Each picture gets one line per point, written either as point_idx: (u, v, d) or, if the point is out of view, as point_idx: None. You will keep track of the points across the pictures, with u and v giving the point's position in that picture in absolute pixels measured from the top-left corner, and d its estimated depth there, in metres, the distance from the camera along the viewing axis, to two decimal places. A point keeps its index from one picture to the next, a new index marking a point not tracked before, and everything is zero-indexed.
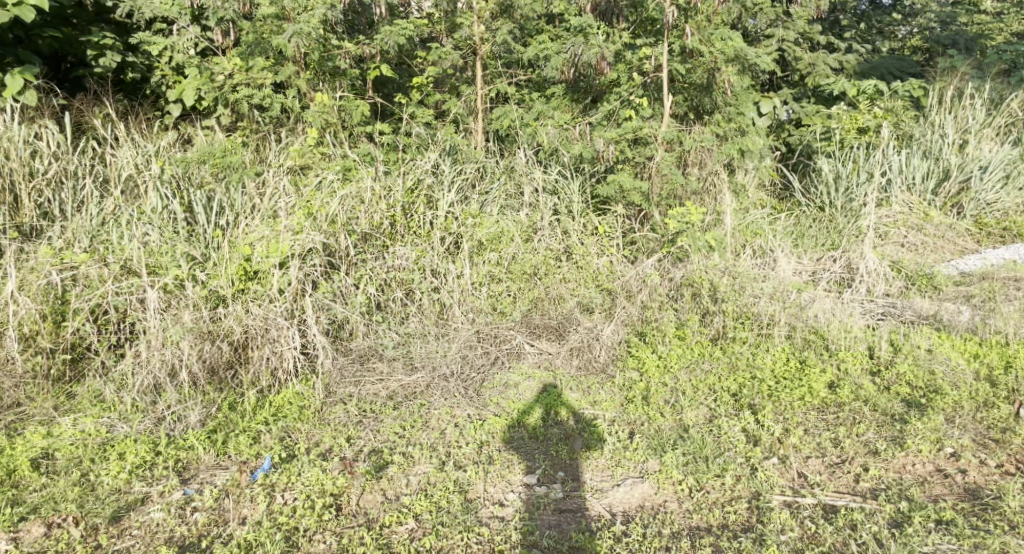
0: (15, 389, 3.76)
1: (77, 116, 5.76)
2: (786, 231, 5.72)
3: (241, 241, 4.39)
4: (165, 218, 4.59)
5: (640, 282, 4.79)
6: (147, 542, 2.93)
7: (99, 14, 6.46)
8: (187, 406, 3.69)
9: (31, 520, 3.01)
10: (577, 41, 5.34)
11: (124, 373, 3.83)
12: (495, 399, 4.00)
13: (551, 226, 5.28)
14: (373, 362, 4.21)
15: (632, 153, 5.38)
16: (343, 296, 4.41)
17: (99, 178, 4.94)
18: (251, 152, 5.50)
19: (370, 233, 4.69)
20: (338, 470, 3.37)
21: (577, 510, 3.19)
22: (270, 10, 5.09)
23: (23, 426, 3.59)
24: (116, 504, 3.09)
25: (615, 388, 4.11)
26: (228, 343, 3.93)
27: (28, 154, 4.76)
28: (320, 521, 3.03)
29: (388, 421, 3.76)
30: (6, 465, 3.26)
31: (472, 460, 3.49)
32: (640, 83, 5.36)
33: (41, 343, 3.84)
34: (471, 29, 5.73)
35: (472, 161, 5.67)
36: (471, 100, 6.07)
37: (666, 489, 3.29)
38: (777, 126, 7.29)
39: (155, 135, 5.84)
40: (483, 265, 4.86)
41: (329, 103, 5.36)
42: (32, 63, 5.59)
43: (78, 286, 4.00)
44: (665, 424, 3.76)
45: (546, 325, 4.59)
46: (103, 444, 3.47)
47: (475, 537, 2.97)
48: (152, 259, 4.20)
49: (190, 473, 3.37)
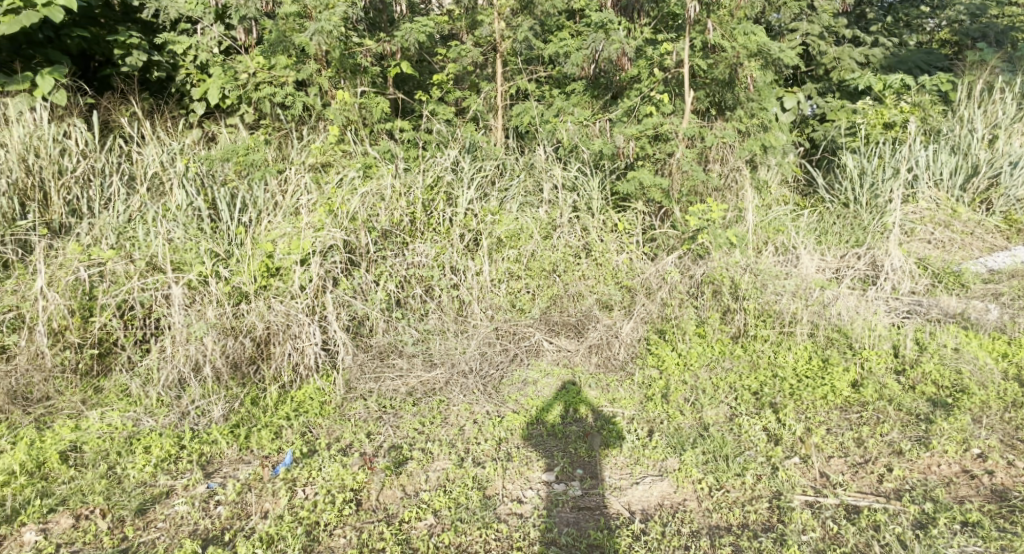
0: (45, 384, 3.80)
1: (105, 115, 5.85)
2: (810, 227, 5.64)
3: (264, 238, 4.42)
4: (190, 215, 4.65)
5: (660, 279, 4.77)
6: (173, 534, 2.97)
7: (126, 13, 6.51)
8: (211, 401, 3.74)
9: (60, 512, 3.06)
10: (598, 37, 5.35)
11: (149, 368, 3.87)
12: (514, 395, 4.01)
13: (571, 223, 5.25)
14: (392, 358, 4.23)
15: (652, 149, 5.35)
16: (363, 293, 4.44)
17: (126, 175, 5.01)
18: (274, 150, 5.53)
19: (390, 231, 4.72)
20: (358, 465, 3.40)
21: (596, 508, 3.19)
22: (293, 9, 5.17)
23: (52, 420, 3.65)
24: (141, 497, 3.14)
25: (634, 386, 4.11)
26: (251, 339, 3.99)
27: (57, 152, 4.83)
28: (340, 516, 3.06)
29: (408, 417, 3.79)
30: (36, 457, 3.31)
31: (491, 456, 3.50)
32: (660, 80, 5.36)
33: (70, 338, 3.90)
34: (492, 26, 5.74)
35: (492, 158, 5.67)
36: (491, 96, 6.10)
37: (685, 488, 3.28)
38: (802, 121, 7.28)
39: (181, 133, 5.92)
40: (502, 261, 4.86)
41: (349, 101, 5.39)
42: (60, 62, 5.68)
43: (105, 282, 4.06)
44: (685, 422, 3.74)
45: (565, 322, 4.59)
46: (129, 437, 3.52)
47: (494, 534, 2.98)
48: (176, 256, 4.24)
49: (213, 467, 3.40)
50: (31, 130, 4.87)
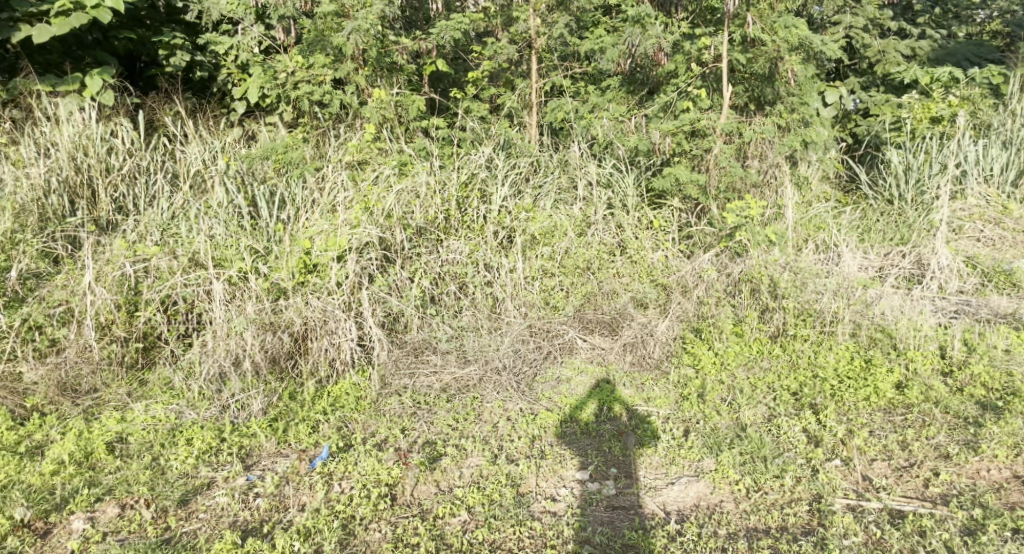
0: (93, 376, 3.89)
1: (150, 114, 5.98)
2: (851, 225, 5.53)
3: (302, 235, 4.49)
4: (230, 212, 4.74)
5: (696, 277, 4.71)
6: (213, 525, 3.02)
7: (170, 15, 6.60)
8: (250, 395, 3.79)
9: (106, 501, 3.12)
10: (635, 31, 5.33)
11: (191, 362, 3.95)
12: (547, 393, 4.01)
13: (606, 220, 5.21)
14: (427, 355, 4.24)
15: (689, 146, 5.28)
16: (398, 289, 4.47)
17: (169, 173, 5.13)
18: (312, 148, 5.61)
19: (424, 228, 4.76)
20: (393, 460, 3.43)
21: (630, 507, 3.17)
22: (331, 8, 5.24)
23: (99, 411, 3.74)
24: (183, 488, 3.20)
25: (669, 384, 4.08)
26: (289, 335, 4.03)
27: (104, 151, 4.94)
28: (375, 511, 3.09)
29: (442, 413, 3.81)
30: (84, 447, 3.39)
31: (525, 454, 3.50)
32: (698, 74, 5.29)
33: (116, 332, 3.99)
34: (528, 23, 5.75)
35: (526, 155, 5.66)
36: (526, 93, 6.10)
37: (722, 489, 3.23)
38: (845, 116, 7.14)
39: (222, 132, 6.04)
40: (536, 259, 4.86)
41: (385, 99, 5.44)
42: (108, 63, 5.82)
43: (150, 277, 4.16)
44: (722, 422, 3.69)
45: (599, 320, 4.56)
46: (172, 429, 3.59)
47: (527, 531, 2.98)
48: (218, 252, 4.33)
49: (253, 459, 3.46)
50: (80, 129, 4.99)
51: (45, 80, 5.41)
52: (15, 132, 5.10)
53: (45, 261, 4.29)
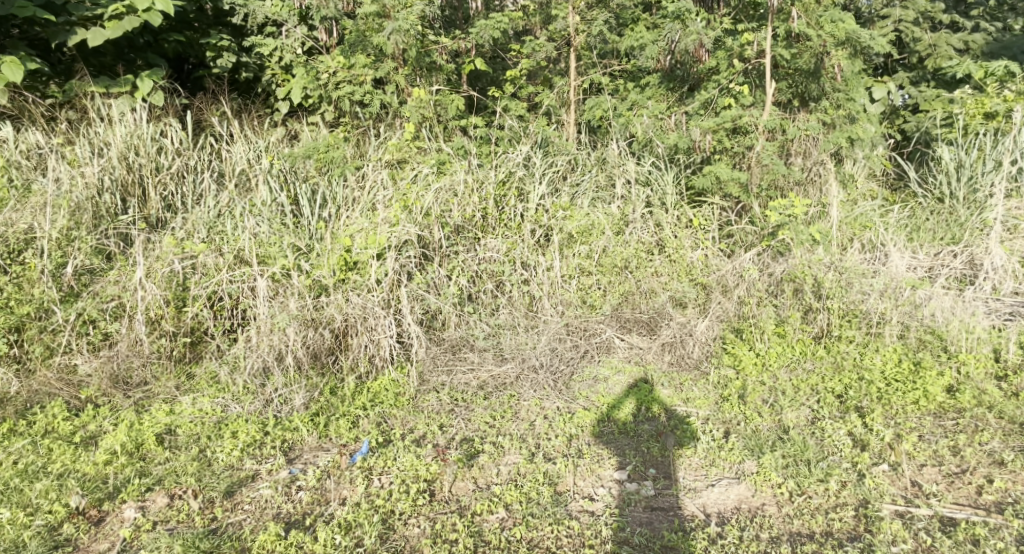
0: (143, 369, 3.99)
1: (197, 114, 6.12)
2: (899, 223, 5.40)
3: (343, 233, 4.55)
4: (274, 211, 4.82)
5: (737, 276, 4.63)
6: (258, 516, 3.08)
7: (217, 17, 6.77)
8: (293, 390, 3.87)
9: (156, 491, 3.19)
10: (675, 27, 5.31)
11: (236, 356, 4.03)
12: (585, 392, 4.00)
13: (644, 219, 5.17)
14: (464, 352, 4.26)
15: (731, 143, 5.19)
16: (436, 287, 4.49)
17: (216, 172, 5.26)
18: (353, 147, 5.70)
19: (462, 226, 4.79)
20: (431, 456, 3.46)
21: (669, 509, 3.14)
22: (372, 9, 5.32)
23: (149, 403, 3.82)
24: (229, 480, 3.27)
25: (709, 385, 4.03)
26: (330, 331, 4.10)
27: (154, 150, 5.07)
28: (414, 506, 3.12)
29: (479, 410, 3.82)
30: (135, 438, 3.48)
31: (562, 452, 3.49)
32: (740, 70, 5.22)
33: (165, 326, 4.10)
34: (566, 20, 5.75)
35: (564, 153, 5.66)
36: (564, 91, 6.09)
37: (764, 492, 3.18)
38: (893, 112, 6.99)
39: (266, 131, 6.15)
40: (573, 257, 4.85)
41: (425, 98, 5.52)
42: (158, 65, 5.98)
43: (197, 274, 4.27)
44: (764, 424, 3.64)
45: (637, 319, 4.55)
46: (218, 422, 3.66)
47: (565, 530, 2.98)
48: (262, 249, 4.42)
49: (295, 453, 3.52)
50: (132, 129, 5.13)
51: (99, 82, 5.51)
52: (71, 133, 5.23)
53: (99, 257, 4.39)
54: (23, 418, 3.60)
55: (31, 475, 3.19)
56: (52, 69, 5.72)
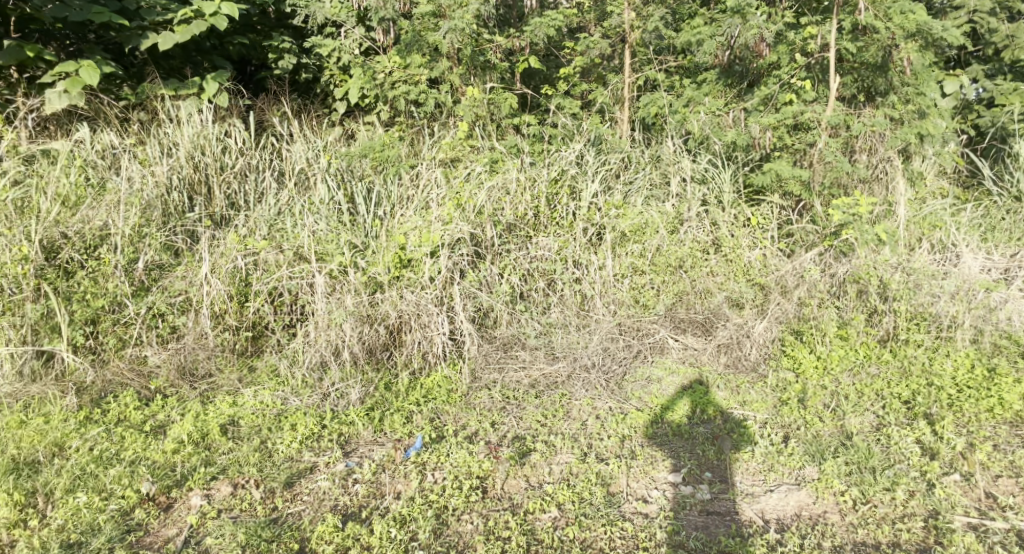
0: (208, 361, 4.12)
1: (259, 115, 6.29)
2: (972, 222, 5.17)
3: (397, 231, 4.61)
4: (331, 209, 4.91)
5: (798, 277, 4.52)
6: (316, 507, 3.14)
7: (280, 19, 6.93)
8: (349, 384, 3.93)
9: (220, 480, 3.29)
10: (735, 22, 5.17)
11: (295, 350, 4.12)
12: (637, 392, 3.95)
13: (699, 218, 5.06)
14: (515, 350, 4.26)
15: (791, 140, 5.08)
16: (488, 285, 4.51)
17: (276, 171, 5.39)
18: (408, 145, 5.77)
19: (514, 224, 4.79)
20: (484, 453, 3.47)
21: (726, 513, 3.08)
22: (428, 9, 5.39)
23: (214, 395, 3.94)
24: (289, 471, 3.34)
25: (767, 388, 3.93)
26: (384, 327, 4.17)
27: (219, 150, 5.24)
28: (467, 502, 3.14)
29: (531, 409, 3.81)
30: (200, 428, 3.59)
31: (615, 453, 3.46)
32: (802, 65, 5.09)
33: (229, 321, 4.24)
34: (622, 17, 5.70)
35: (616, 151, 5.61)
36: (618, 88, 6.04)
37: (826, 499, 3.09)
38: (966, 107, 6.71)
39: (324, 131, 6.27)
40: (626, 257, 4.79)
41: (479, 97, 5.55)
42: (224, 68, 6.18)
43: (259, 270, 4.39)
44: (825, 429, 3.53)
45: (691, 320, 4.48)
46: (278, 415, 3.75)
47: (619, 532, 2.95)
48: (320, 247, 4.51)
49: (351, 446, 3.58)
50: (198, 129, 5.30)
51: (169, 84, 5.72)
52: (142, 133, 5.43)
53: (168, 253, 4.52)
54: (97, 407, 3.75)
55: (105, 461, 3.31)
56: (125, 72, 5.91)
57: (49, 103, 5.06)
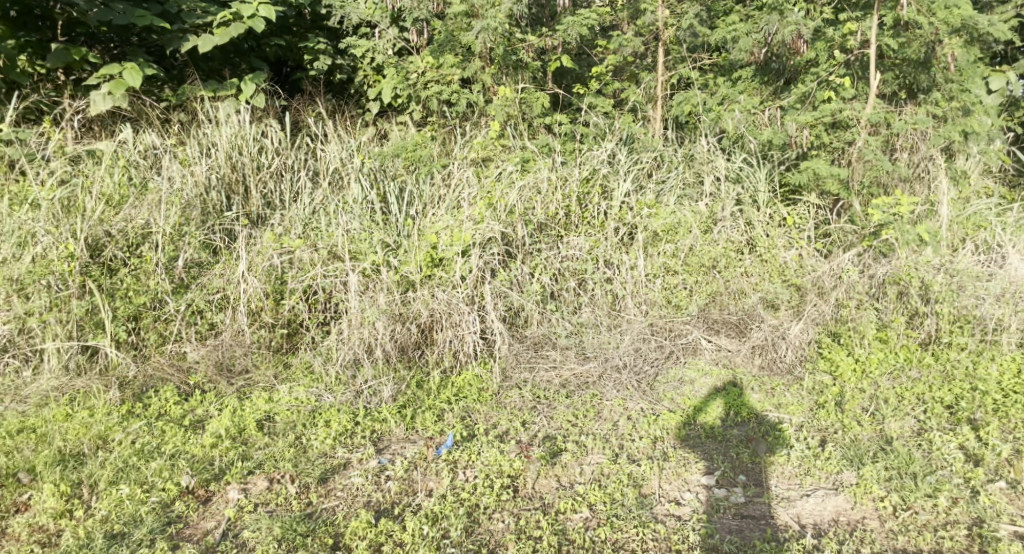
0: (245, 357, 4.18)
1: (295, 115, 6.37)
2: (1018, 223, 5.02)
3: (429, 230, 4.66)
4: (364, 208, 4.95)
5: (835, 278, 4.44)
6: (350, 503, 3.17)
7: (315, 21, 7.03)
8: (381, 382, 3.96)
9: (257, 475, 3.34)
10: (772, 18, 5.11)
11: (329, 347, 4.17)
12: (669, 394, 3.92)
13: (734, 217, 5.00)
14: (546, 350, 4.25)
15: (829, 138, 4.99)
16: (519, 285, 4.51)
17: (311, 171, 5.46)
18: (440, 145, 5.80)
19: (545, 223, 4.79)
20: (515, 452, 3.47)
21: (761, 517, 3.03)
22: (461, 9, 5.40)
23: (251, 391, 4.00)
24: (323, 467, 3.38)
25: (803, 391, 3.87)
26: (416, 325, 4.21)
27: (256, 150, 5.33)
28: (499, 501, 3.14)
29: (562, 409, 3.80)
30: (237, 423, 3.65)
31: (647, 455, 3.44)
32: (841, 62, 4.99)
33: (265, 318, 4.30)
34: (656, 14, 5.65)
35: (649, 150, 5.56)
36: (651, 87, 6.01)
37: (864, 505, 3.03)
38: (1012, 104, 6.53)
39: (357, 131, 6.33)
40: (658, 257, 4.75)
41: (510, 96, 5.56)
42: (261, 69, 6.30)
43: (294, 268, 4.45)
44: (864, 434, 3.46)
45: (725, 321, 4.39)
46: (313, 411, 3.79)
47: (651, 534, 2.92)
48: (354, 245, 4.56)
49: (384, 443, 3.60)
50: (236, 130, 5.40)
51: (208, 86, 5.82)
52: (182, 134, 5.52)
53: (206, 251, 4.61)
54: (139, 401, 3.84)
55: (146, 454, 3.38)
56: (167, 74, 6.03)
57: (94, 104, 5.18)
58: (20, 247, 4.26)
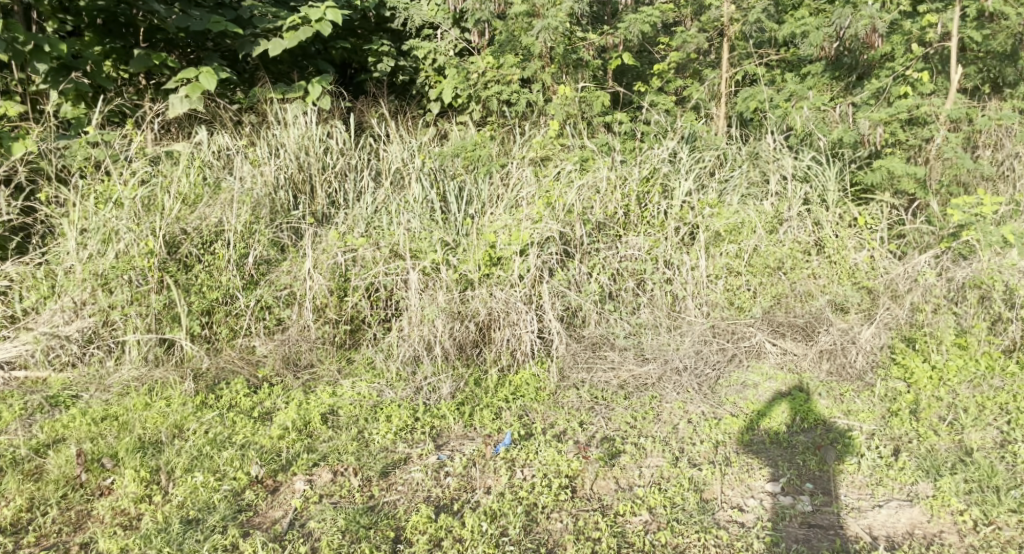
0: (311, 352, 4.28)
1: (359, 116, 6.49)
2: None
3: (487, 229, 4.68)
4: (424, 207, 5.00)
5: (911, 281, 4.27)
6: (410, 497, 3.20)
7: (379, 23, 7.14)
8: (440, 379, 4.00)
9: (322, 467, 3.41)
10: (845, 12, 4.99)
11: (390, 343, 4.23)
12: (732, 397, 3.83)
13: (801, 217, 4.86)
14: (605, 350, 4.21)
15: (905, 135, 4.81)
16: (577, 285, 4.48)
17: (374, 171, 5.54)
18: (499, 144, 5.83)
19: (604, 223, 4.74)
20: (573, 453, 3.45)
21: (830, 527, 2.93)
22: (522, 8, 5.40)
23: (315, 385, 4.08)
24: (384, 461, 3.43)
25: (875, 398, 3.73)
26: (474, 324, 4.23)
27: (322, 150, 5.46)
28: (557, 501, 3.12)
29: (620, 410, 3.77)
30: (303, 416, 3.74)
31: (709, 459, 3.36)
32: (920, 56, 4.78)
33: (330, 314, 4.39)
34: (721, 10, 5.53)
35: (712, 148, 5.46)
36: (715, 84, 5.91)
37: (942, 519, 2.90)
38: None
39: (419, 131, 6.40)
40: (721, 257, 4.65)
41: (570, 95, 5.54)
42: (327, 71, 6.48)
43: (357, 266, 4.53)
44: (941, 444, 3.31)
45: (791, 324, 4.27)
46: (375, 406, 3.85)
47: (713, 540, 2.86)
48: (414, 244, 4.60)
49: (443, 440, 3.63)
50: (303, 131, 5.56)
51: (278, 88, 5.97)
52: (254, 136, 5.67)
53: (275, 249, 4.74)
54: (211, 392, 3.96)
55: (219, 444, 3.50)
56: (238, 78, 6.23)
57: (172, 107, 5.38)
58: (104, 243, 4.46)
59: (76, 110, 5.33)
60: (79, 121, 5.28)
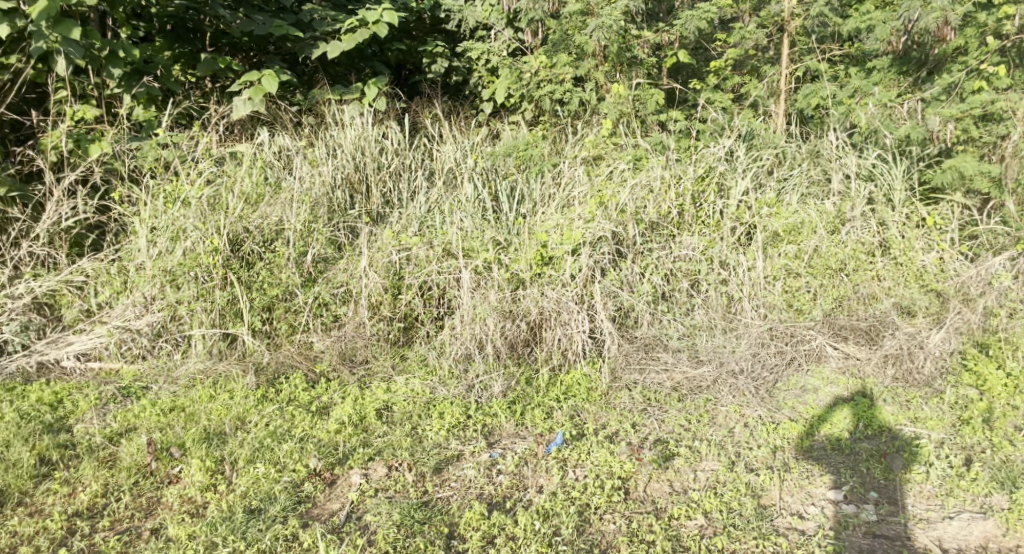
0: (366, 348, 4.34)
1: (413, 116, 6.55)
2: None
3: (539, 228, 4.68)
4: (476, 206, 5.03)
5: (983, 284, 4.20)
6: (463, 494, 3.21)
7: (434, 24, 7.26)
8: (492, 377, 4.01)
9: (377, 461, 3.46)
10: (914, 5, 4.82)
11: (443, 341, 4.27)
12: (791, 402, 3.73)
13: (865, 217, 4.69)
14: (658, 352, 4.16)
15: (979, 132, 4.73)
16: (630, 285, 4.43)
17: (428, 170, 5.59)
18: (552, 144, 5.82)
19: (657, 222, 4.65)
20: (626, 454, 3.42)
21: (896, 538, 2.82)
22: (577, 6, 5.37)
23: (370, 381, 4.14)
24: (437, 457, 3.46)
25: (944, 405, 3.58)
26: (525, 323, 4.23)
27: (377, 150, 5.54)
28: (610, 502, 3.09)
29: (674, 412, 3.71)
30: (358, 411, 3.80)
31: (766, 464, 3.28)
32: (994, 50, 4.67)
33: (384, 312, 4.45)
34: (781, 4, 5.39)
35: (770, 146, 5.34)
36: (774, 81, 5.79)
37: (1018, 533, 2.77)
38: None
39: (471, 131, 6.43)
40: (779, 257, 4.54)
41: (624, 93, 5.45)
42: (382, 73, 6.60)
43: (410, 265, 4.58)
44: (1016, 454, 3.20)
45: (854, 327, 4.13)
46: (428, 402, 3.89)
47: (772, 546, 2.79)
48: (466, 243, 4.61)
49: (495, 438, 3.64)
50: (360, 132, 5.64)
51: (335, 90, 6.08)
52: (312, 137, 5.78)
53: (332, 247, 4.83)
54: (271, 387, 4.06)
55: (278, 436, 3.58)
56: (298, 79, 6.37)
57: (236, 110, 5.52)
58: (172, 240, 4.62)
59: (147, 113, 5.49)
60: (150, 124, 5.43)
